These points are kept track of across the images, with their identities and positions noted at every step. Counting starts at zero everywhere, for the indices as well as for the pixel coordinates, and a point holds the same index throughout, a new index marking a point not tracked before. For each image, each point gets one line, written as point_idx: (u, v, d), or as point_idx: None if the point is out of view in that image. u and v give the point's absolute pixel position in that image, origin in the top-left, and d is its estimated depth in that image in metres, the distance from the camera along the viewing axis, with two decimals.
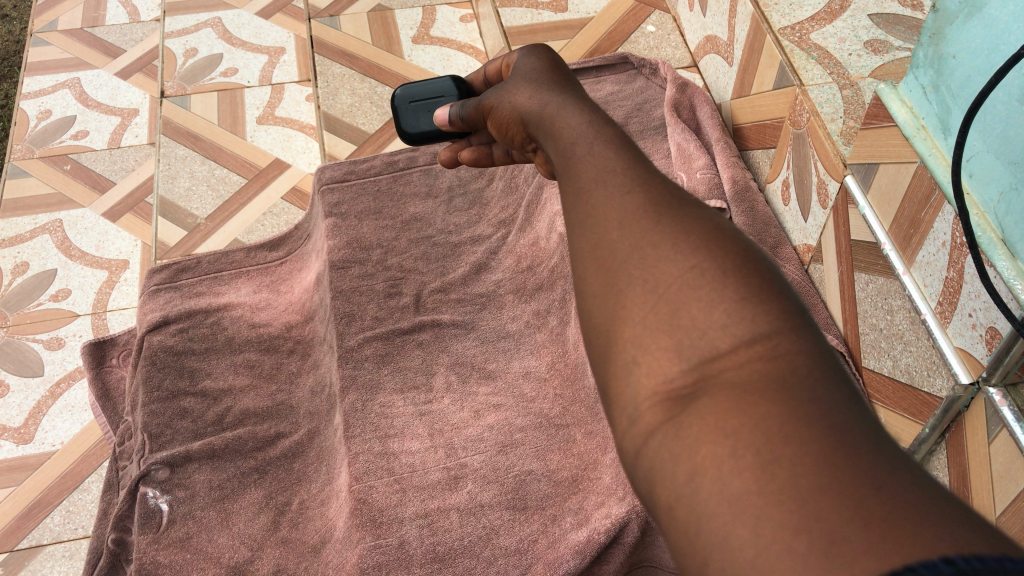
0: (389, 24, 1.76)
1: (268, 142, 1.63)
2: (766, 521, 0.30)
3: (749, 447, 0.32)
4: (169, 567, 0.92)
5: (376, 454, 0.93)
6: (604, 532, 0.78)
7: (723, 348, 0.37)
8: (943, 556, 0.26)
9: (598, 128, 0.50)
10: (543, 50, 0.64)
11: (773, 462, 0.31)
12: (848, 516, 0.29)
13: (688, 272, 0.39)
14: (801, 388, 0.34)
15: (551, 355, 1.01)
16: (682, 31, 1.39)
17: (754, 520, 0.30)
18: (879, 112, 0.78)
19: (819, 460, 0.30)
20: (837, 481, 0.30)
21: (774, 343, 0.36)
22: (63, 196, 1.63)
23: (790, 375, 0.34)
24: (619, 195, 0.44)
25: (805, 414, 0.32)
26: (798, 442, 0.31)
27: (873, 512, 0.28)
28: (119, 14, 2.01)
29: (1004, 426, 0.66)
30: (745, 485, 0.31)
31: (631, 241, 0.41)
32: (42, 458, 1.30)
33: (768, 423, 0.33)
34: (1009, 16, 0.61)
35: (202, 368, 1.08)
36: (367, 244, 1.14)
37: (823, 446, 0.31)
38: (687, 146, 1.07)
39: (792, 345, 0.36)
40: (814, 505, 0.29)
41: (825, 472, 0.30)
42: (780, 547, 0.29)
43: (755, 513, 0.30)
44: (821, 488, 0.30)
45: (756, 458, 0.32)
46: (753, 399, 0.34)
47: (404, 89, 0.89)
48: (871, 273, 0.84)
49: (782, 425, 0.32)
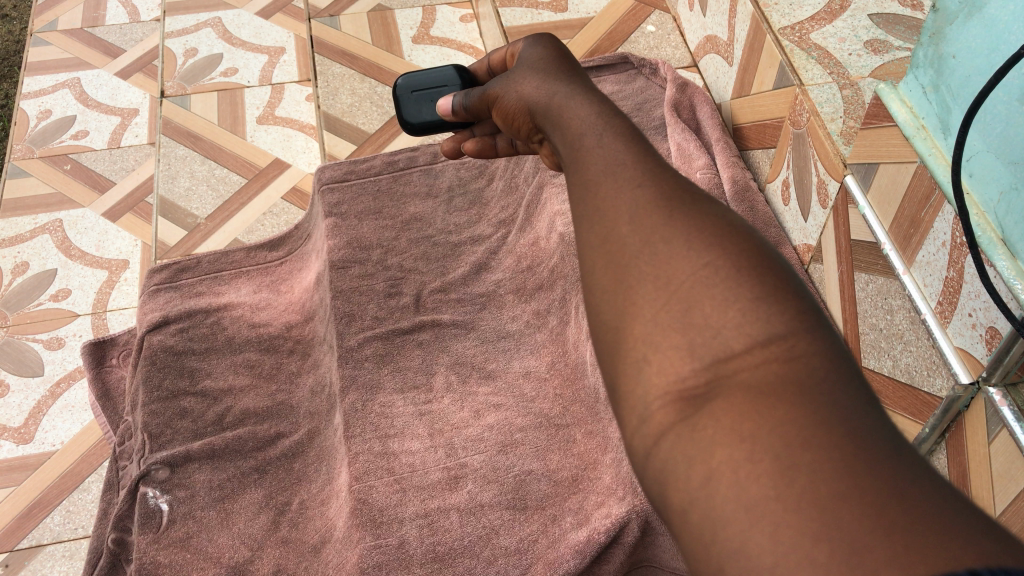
0: (389, 24, 1.76)
1: (268, 142, 1.63)
2: (785, 527, 0.30)
3: (767, 450, 0.32)
4: (169, 566, 0.92)
5: (376, 454, 0.93)
6: (604, 532, 0.78)
7: (737, 348, 0.37)
8: (969, 567, 0.27)
9: (605, 121, 0.49)
10: (549, 40, 0.63)
11: (792, 467, 0.31)
12: (870, 524, 0.29)
13: (701, 270, 0.39)
14: (818, 392, 0.34)
15: (551, 355, 1.01)
16: (682, 32, 1.39)
17: (772, 526, 0.30)
18: (880, 111, 0.78)
19: (840, 465, 0.31)
20: (857, 488, 0.30)
21: (790, 344, 0.36)
22: (64, 196, 1.63)
23: (805, 378, 0.35)
24: (630, 190, 0.44)
25: (823, 417, 0.32)
26: (817, 447, 0.31)
27: (893, 521, 0.29)
28: (119, 14, 2.01)
29: (1005, 427, 0.66)
30: (763, 490, 0.31)
31: (641, 237, 0.41)
32: (42, 458, 1.30)
33: (785, 426, 0.33)
34: (1008, 16, 0.61)
35: (202, 368, 1.08)
36: (367, 244, 1.14)
37: (842, 451, 0.31)
38: (688, 146, 1.07)
39: (807, 346, 0.36)
40: (835, 512, 0.29)
41: (845, 478, 0.30)
42: (800, 554, 0.29)
43: (773, 519, 0.30)
44: (841, 494, 0.30)
45: (774, 462, 0.32)
46: (770, 402, 0.34)
47: (407, 78, 0.89)
48: (872, 272, 0.84)
49: (801, 429, 0.32)
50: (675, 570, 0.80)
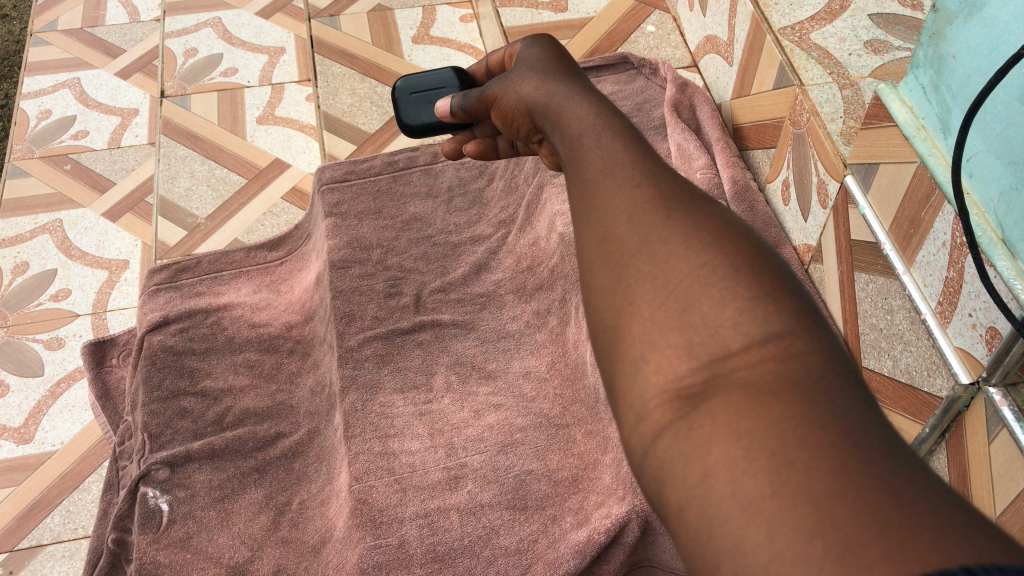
0: (389, 24, 1.76)
1: (268, 142, 1.63)
2: (781, 524, 0.30)
3: (763, 448, 0.32)
4: (169, 566, 0.92)
5: (376, 454, 0.93)
6: (604, 532, 0.78)
7: (735, 347, 0.37)
8: (963, 565, 0.26)
9: (605, 120, 0.49)
10: (548, 40, 0.64)
11: (788, 464, 0.31)
12: (865, 521, 0.29)
13: (699, 269, 0.39)
14: (817, 390, 0.34)
15: (551, 355, 1.01)
16: (682, 32, 1.39)
17: (768, 523, 0.30)
18: (879, 111, 0.78)
19: (836, 463, 0.31)
20: (853, 486, 0.30)
21: (788, 343, 0.36)
22: (63, 196, 1.63)
23: (804, 376, 0.35)
24: (628, 189, 0.44)
25: (820, 415, 0.32)
26: (813, 445, 0.31)
27: (890, 519, 0.28)
28: (119, 14, 2.00)
29: (1004, 426, 0.66)
30: (759, 487, 0.31)
31: (640, 236, 0.41)
32: (42, 458, 1.30)
33: (782, 424, 0.33)
34: (1009, 16, 0.61)
35: (202, 368, 1.08)
36: (367, 244, 1.14)
37: (839, 449, 0.31)
38: (688, 146, 1.07)
39: (805, 345, 0.36)
40: (830, 509, 0.29)
41: (841, 477, 0.30)
42: (795, 551, 0.29)
43: (769, 516, 0.30)
44: (837, 491, 0.30)
45: (771, 460, 0.32)
46: (768, 400, 0.34)
47: (405, 80, 0.90)
48: (871, 272, 0.84)
49: (797, 427, 0.32)
50: (675, 570, 0.80)
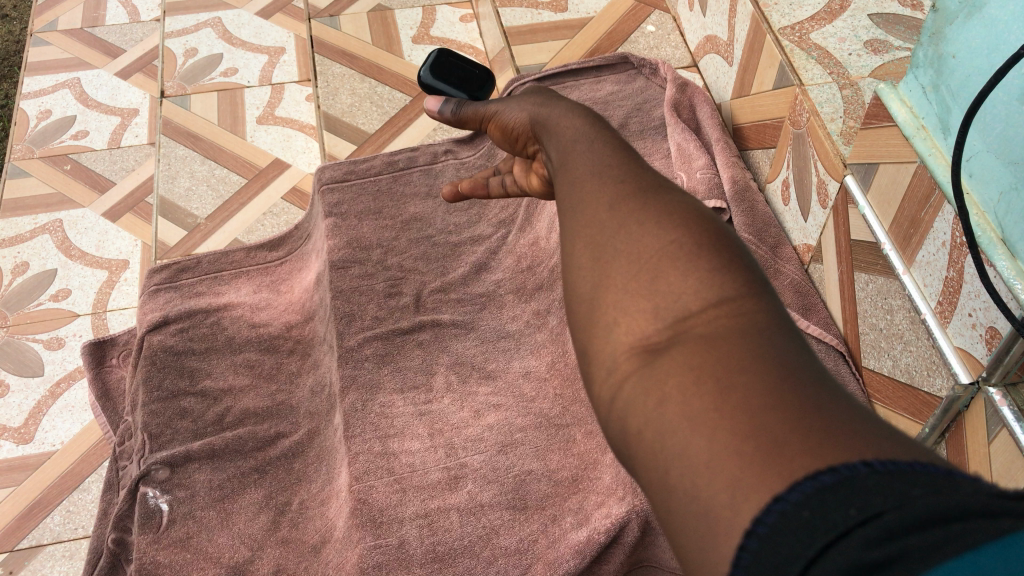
0: (389, 24, 1.75)
1: (269, 142, 1.63)
2: (721, 437, 0.32)
3: (710, 376, 0.34)
4: (169, 566, 0.92)
5: (376, 454, 0.93)
6: (604, 532, 0.79)
7: (693, 308, 0.38)
8: (864, 459, 0.29)
9: (599, 130, 0.50)
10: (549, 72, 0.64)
11: (730, 390, 0.33)
12: (792, 429, 0.31)
13: (666, 243, 0.40)
14: (764, 339, 0.36)
15: (551, 355, 1.01)
16: (682, 32, 1.39)
17: (710, 433, 0.33)
18: (879, 112, 0.78)
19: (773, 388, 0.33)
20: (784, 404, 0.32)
21: (742, 304, 0.38)
22: (63, 197, 1.63)
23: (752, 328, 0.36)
24: (606, 177, 0.45)
25: (766, 357, 0.34)
26: (752, 373, 0.34)
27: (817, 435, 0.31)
28: (119, 14, 2.00)
29: (1005, 426, 0.66)
30: (705, 406, 0.34)
31: (615, 216, 0.43)
32: (42, 458, 1.30)
33: (731, 361, 0.35)
34: (1008, 16, 0.61)
35: (202, 368, 1.08)
36: (367, 244, 1.14)
37: (779, 382, 0.33)
38: (688, 146, 1.07)
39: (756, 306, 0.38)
40: (763, 421, 0.32)
41: (774, 397, 0.32)
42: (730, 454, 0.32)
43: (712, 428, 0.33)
44: (769, 407, 0.32)
45: (716, 385, 0.34)
46: (718, 343, 0.36)
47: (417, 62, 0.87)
48: (871, 272, 0.84)
49: (740, 359, 0.35)
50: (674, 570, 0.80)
